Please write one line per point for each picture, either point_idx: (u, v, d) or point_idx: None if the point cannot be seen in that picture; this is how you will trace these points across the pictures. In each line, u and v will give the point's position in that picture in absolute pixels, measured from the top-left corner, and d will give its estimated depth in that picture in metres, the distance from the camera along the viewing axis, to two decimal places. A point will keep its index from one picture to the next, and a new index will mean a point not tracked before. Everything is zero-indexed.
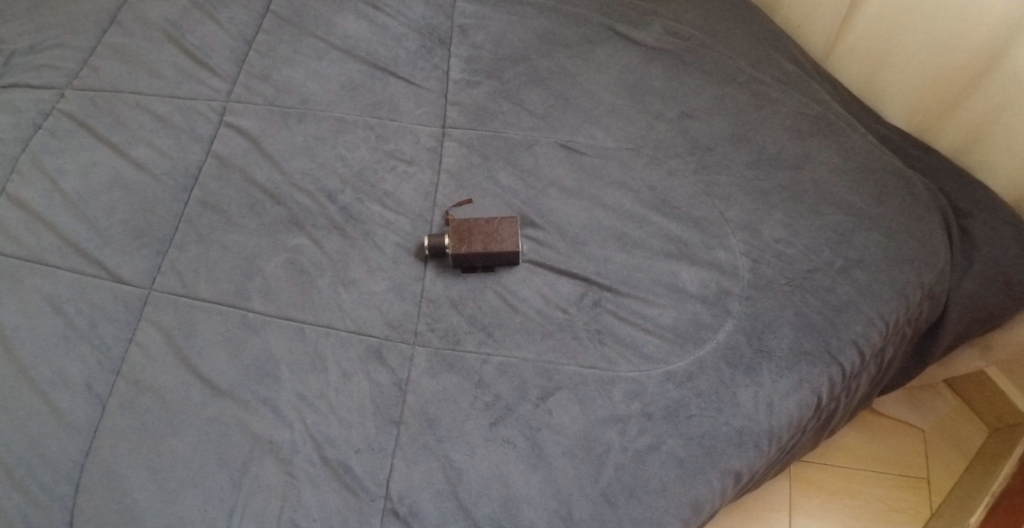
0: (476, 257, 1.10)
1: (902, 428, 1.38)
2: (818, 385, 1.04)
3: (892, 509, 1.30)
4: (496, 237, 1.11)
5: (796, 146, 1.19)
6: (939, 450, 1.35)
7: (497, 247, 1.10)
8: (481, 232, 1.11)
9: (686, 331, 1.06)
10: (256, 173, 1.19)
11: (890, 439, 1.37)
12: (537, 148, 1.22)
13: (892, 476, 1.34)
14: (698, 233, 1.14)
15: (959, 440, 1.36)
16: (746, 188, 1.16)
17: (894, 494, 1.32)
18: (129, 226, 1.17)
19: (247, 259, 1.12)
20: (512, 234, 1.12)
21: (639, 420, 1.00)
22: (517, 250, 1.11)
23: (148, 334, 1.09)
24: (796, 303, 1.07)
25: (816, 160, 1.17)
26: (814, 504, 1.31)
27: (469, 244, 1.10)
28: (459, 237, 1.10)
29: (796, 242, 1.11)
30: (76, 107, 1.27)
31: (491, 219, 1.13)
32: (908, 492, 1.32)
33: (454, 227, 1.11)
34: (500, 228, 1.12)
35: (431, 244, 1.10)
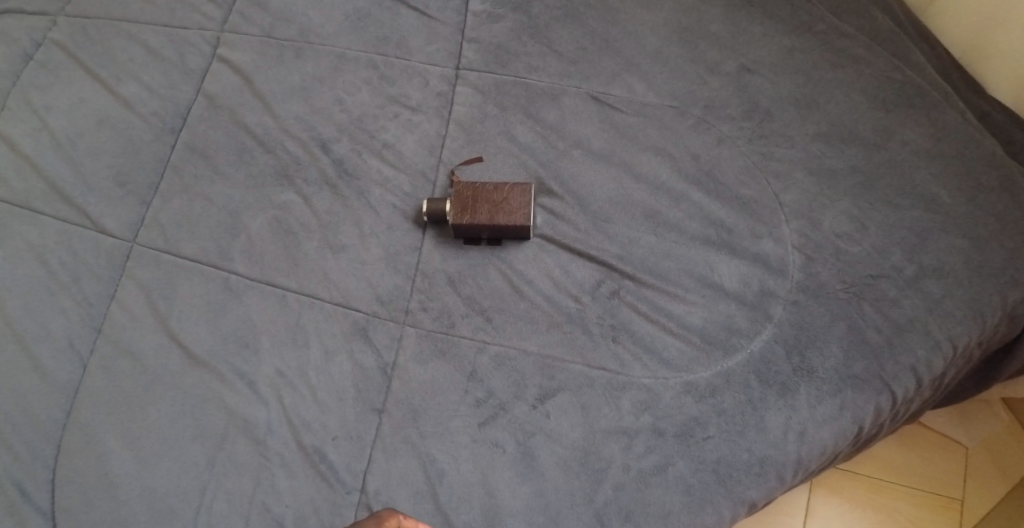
0: (480, 229, 0.96)
1: (941, 441, 1.23)
2: (863, 413, 0.90)
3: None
4: (505, 208, 0.97)
5: (877, 118, 0.99)
6: (980, 470, 1.20)
7: (505, 220, 0.96)
8: (488, 202, 0.97)
9: (715, 337, 0.93)
10: (246, 115, 1.07)
11: (926, 451, 1.22)
12: (564, 99, 1.05)
13: (921, 492, 1.20)
14: (746, 219, 0.98)
15: (1005, 463, 1.20)
16: (810, 167, 0.98)
17: (919, 513, 1.19)
18: (114, 170, 1.09)
19: (232, 216, 1.02)
20: (524, 204, 0.97)
21: (647, 437, 0.89)
22: (527, 225, 0.96)
23: (128, 292, 1.02)
24: (851, 314, 0.93)
25: (899, 139, 0.98)
26: (827, 513, 1.20)
27: (473, 214, 0.96)
28: (461, 205, 0.97)
29: (862, 240, 0.95)
30: (67, 36, 1.18)
31: (502, 185, 0.98)
32: (936, 513, 1.18)
33: (458, 192, 0.97)
34: (512, 197, 0.97)
35: (430, 209, 0.97)
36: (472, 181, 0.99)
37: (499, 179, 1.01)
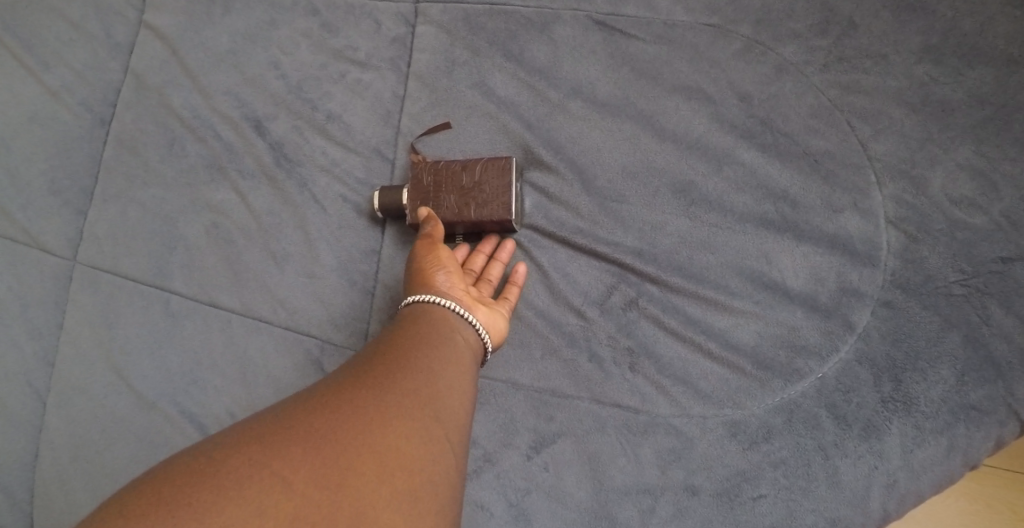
0: (446, 225, 0.73)
1: None
2: (979, 456, 0.63)
3: None
4: (479, 195, 0.72)
5: (1011, 19, 0.68)
6: None
7: (481, 211, 0.72)
8: (455, 189, 0.73)
9: (773, 360, 0.67)
10: (173, 95, 0.87)
11: None
12: (556, 29, 0.77)
13: None
14: (817, 184, 0.69)
15: None
16: (912, 101, 0.69)
17: None
18: (50, 175, 0.92)
19: (169, 224, 0.85)
20: (504, 187, 0.72)
21: (677, 496, 0.67)
22: (508, 220, 0.72)
23: (73, 320, 0.87)
24: (968, 316, 0.65)
25: None
26: None
27: (436, 206, 0.73)
28: (420, 198, 0.73)
29: (985, 205, 0.66)
30: None
31: (474, 164, 0.73)
32: None
33: (416, 176, 0.74)
34: (488, 178, 0.73)
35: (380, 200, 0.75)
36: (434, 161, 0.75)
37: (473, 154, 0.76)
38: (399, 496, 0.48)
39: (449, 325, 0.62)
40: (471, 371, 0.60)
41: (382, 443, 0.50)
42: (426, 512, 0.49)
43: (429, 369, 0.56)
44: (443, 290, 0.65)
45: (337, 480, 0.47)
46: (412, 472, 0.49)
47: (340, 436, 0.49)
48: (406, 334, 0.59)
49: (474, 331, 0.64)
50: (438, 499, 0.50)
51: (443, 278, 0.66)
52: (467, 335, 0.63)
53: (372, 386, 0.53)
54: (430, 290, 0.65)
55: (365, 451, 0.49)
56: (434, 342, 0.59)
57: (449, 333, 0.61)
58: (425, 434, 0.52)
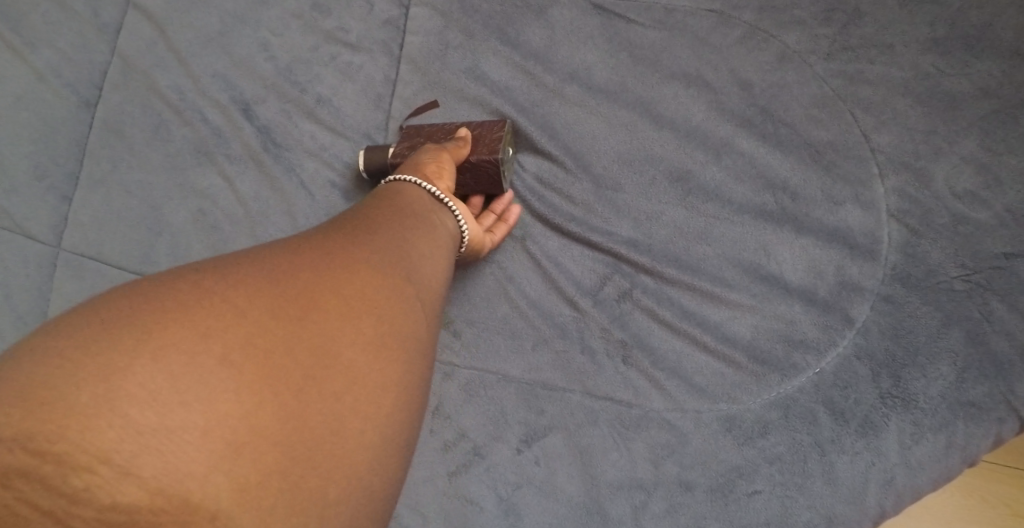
0: None
1: None
2: (978, 454, 0.62)
3: None
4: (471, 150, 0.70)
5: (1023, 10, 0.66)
6: None
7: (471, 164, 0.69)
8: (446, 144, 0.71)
9: (769, 355, 0.66)
10: (160, 77, 0.85)
11: None
12: (552, 12, 0.75)
13: None
14: (818, 176, 0.68)
15: None
16: (916, 92, 0.67)
17: None
18: (32, 157, 0.89)
19: (154, 209, 0.83)
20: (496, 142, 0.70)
21: (669, 492, 0.66)
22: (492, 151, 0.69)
23: (56, 308, 0.85)
24: (971, 312, 0.63)
25: None
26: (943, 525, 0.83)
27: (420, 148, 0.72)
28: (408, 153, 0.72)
29: (991, 199, 0.64)
30: None
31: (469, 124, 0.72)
32: None
33: (405, 130, 0.74)
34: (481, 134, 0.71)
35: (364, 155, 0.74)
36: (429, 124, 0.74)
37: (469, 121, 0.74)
38: (364, 335, 0.47)
39: (428, 206, 0.62)
40: (444, 249, 0.60)
41: (351, 287, 0.49)
42: (392, 357, 0.48)
43: (400, 236, 0.56)
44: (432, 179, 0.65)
45: (299, 311, 0.46)
46: (379, 320, 0.49)
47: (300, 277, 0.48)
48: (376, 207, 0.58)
49: (455, 225, 0.64)
50: (404, 348, 0.50)
51: (437, 174, 0.65)
52: (445, 221, 0.63)
53: (336, 244, 0.52)
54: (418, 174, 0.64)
55: (328, 292, 0.48)
56: (409, 216, 0.59)
57: (427, 213, 0.61)
58: (396, 287, 0.51)
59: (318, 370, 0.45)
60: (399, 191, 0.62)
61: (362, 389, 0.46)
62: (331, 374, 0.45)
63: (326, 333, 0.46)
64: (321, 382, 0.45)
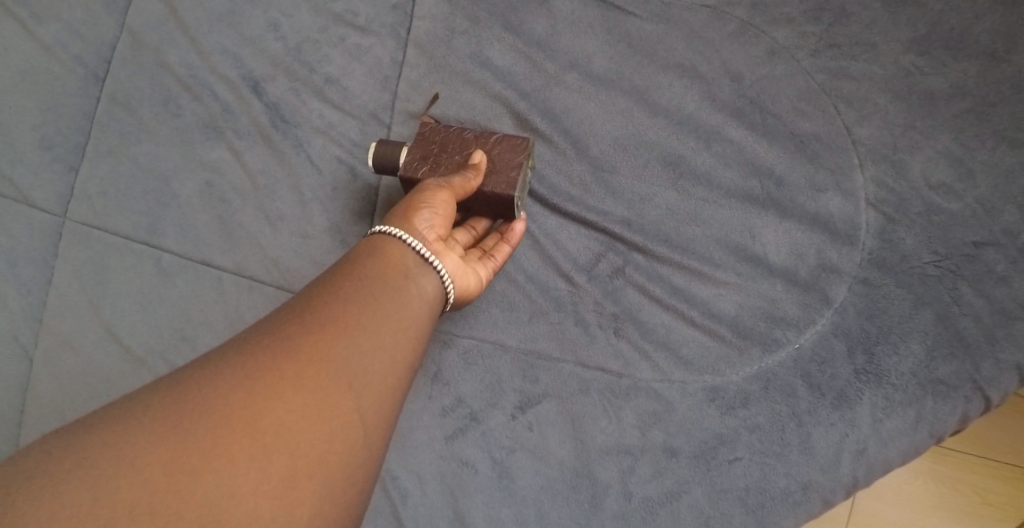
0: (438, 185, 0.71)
1: None
2: (944, 428, 0.67)
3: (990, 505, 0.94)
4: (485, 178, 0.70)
5: (997, 17, 0.71)
6: None
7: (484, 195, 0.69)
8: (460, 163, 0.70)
9: (751, 330, 0.70)
10: (169, 53, 0.87)
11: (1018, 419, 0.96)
12: (555, 2, 0.79)
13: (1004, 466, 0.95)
14: (802, 164, 0.72)
15: None
16: (896, 89, 0.71)
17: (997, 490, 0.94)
18: (39, 129, 0.91)
19: (161, 181, 0.85)
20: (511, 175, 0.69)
21: (656, 457, 0.70)
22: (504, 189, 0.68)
23: (63, 277, 0.87)
24: (941, 296, 0.68)
25: None
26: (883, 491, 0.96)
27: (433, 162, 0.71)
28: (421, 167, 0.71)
29: (962, 192, 0.69)
30: None
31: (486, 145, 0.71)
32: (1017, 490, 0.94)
33: (424, 134, 0.73)
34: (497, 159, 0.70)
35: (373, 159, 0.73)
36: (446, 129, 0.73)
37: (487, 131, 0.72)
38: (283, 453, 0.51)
39: (401, 273, 0.61)
40: (410, 324, 0.60)
41: (273, 405, 0.51)
42: (312, 471, 0.52)
43: (347, 323, 0.57)
44: (419, 232, 0.63)
45: (214, 443, 0.49)
46: (300, 436, 0.52)
47: (230, 397, 0.51)
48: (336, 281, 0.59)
49: (438, 283, 0.63)
50: (327, 456, 0.52)
51: (428, 225, 0.63)
52: (427, 284, 0.62)
53: (276, 345, 0.54)
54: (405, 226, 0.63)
55: (248, 414, 0.51)
56: (367, 293, 0.59)
57: (396, 282, 0.60)
58: (324, 394, 0.53)
59: (232, 493, 0.48)
60: (372, 255, 0.61)
61: (276, 509, 0.50)
62: (246, 500, 0.49)
63: (241, 459, 0.49)
64: (234, 508, 0.48)
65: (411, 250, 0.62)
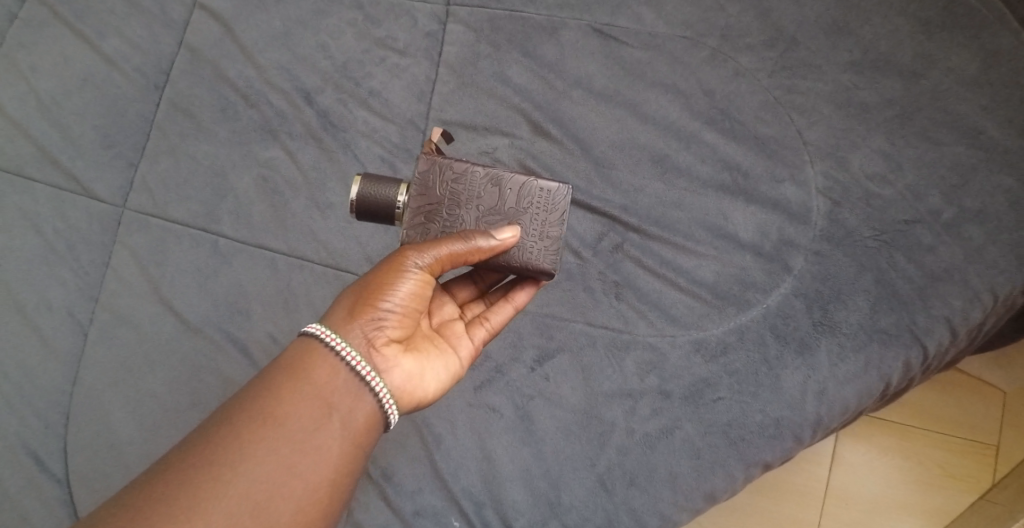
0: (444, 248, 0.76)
1: (980, 385, 1.12)
2: (890, 371, 0.81)
3: (947, 473, 1.11)
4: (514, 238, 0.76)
5: (916, 41, 0.85)
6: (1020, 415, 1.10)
7: (520, 261, 0.75)
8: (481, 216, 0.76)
9: (728, 292, 0.85)
10: (228, 68, 1.01)
11: (965, 398, 1.12)
12: (563, 33, 0.96)
13: (955, 439, 1.12)
14: (762, 160, 0.87)
15: None
16: (837, 101, 0.86)
17: (952, 459, 1.11)
18: (101, 133, 1.03)
19: (219, 177, 0.99)
20: (548, 234, 0.76)
21: (652, 399, 0.83)
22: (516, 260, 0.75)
23: (122, 260, 0.99)
24: (881, 264, 0.82)
25: (943, 66, 0.84)
26: (856, 460, 1.13)
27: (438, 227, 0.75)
28: (433, 219, 0.75)
29: (895, 181, 0.83)
30: None
31: (512, 196, 0.76)
32: (969, 458, 1.11)
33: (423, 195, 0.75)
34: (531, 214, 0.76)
35: (360, 200, 0.75)
36: (457, 172, 0.76)
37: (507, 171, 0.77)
38: None
39: (326, 409, 0.64)
40: (327, 466, 0.63)
41: None
42: None
43: (264, 466, 0.61)
44: (365, 341, 0.66)
45: None
46: None
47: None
48: (253, 414, 0.63)
49: (376, 404, 0.66)
50: None
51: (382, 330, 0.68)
52: (363, 404, 0.65)
53: (188, 483, 0.59)
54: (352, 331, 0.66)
55: None
56: (292, 435, 0.62)
57: (322, 420, 0.63)
58: None
59: None
60: (304, 378, 0.64)
61: None
62: None
63: None
64: None
65: (347, 366, 0.65)
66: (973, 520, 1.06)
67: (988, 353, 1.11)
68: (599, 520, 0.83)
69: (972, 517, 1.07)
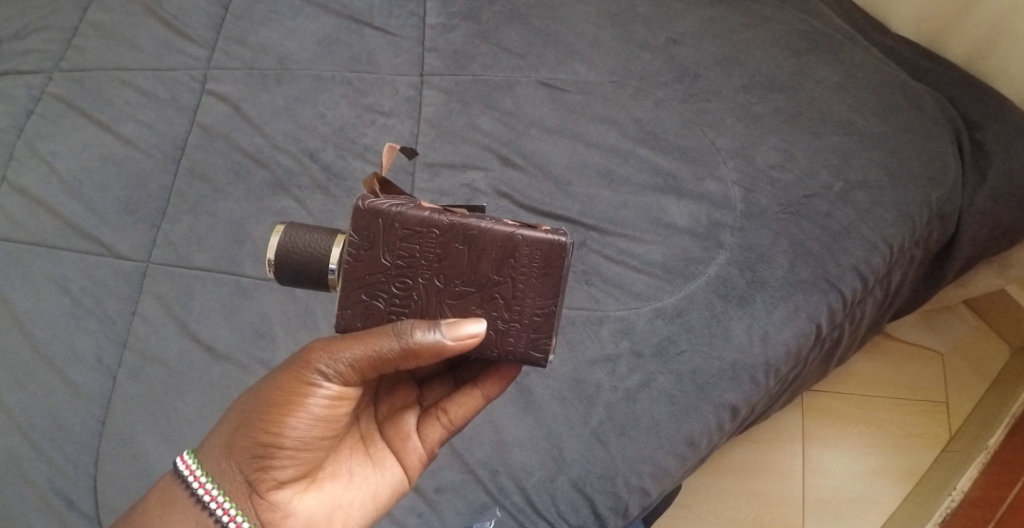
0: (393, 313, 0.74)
1: (919, 352, 1.35)
2: (816, 312, 0.99)
3: (910, 434, 1.30)
4: (490, 305, 0.73)
5: (791, 65, 1.12)
6: (957, 372, 1.33)
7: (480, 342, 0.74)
8: (443, 282, 0.73)
9: (675, 267, 1.02)
10: (239, 138, 1.19)
11: (908, 364, 1.34)
12: (518, 89, 1.18)
13: (910, 402, 1.32)
14: (686, 165, 1.08)
15: (980, 361, 1.32)
16: (738, 114, 1.10)
17: (910, 420, 1.31)
18: (123, 202, 1.18)
19: (237, 227, 1.14)
20: (514, 310, 0.73)
21: (629, 359, 0.99)
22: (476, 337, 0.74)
23: (149, 306, 1.11)
24: (792, 230, 1.02)
25: (814, 79, 1.10)
26: (826, 433, 1.31)
27: (388, 290, 0.73)
28: (384, 286, 0.73)
29: (791, 167, 1.05)
30: (65, 89, 1.26)
31: (488, 258, 0.73)
32: (925, 417, 1.31)
33: (375, 256, 0.73)
34: (514, 279, 0.73)
35: (280, 251, 0.75)
36: (412, 232, 0.73)
37: (477, 224, 0.73)
38: None
39: None
40: None
41: None
42: None
43: None
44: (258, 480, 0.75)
45: None
46: None
47: None
48: None
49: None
50: None
51: (275, 472, 0.75)
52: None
53: None
54: (233, 479, 0.74)
55: None
56: None
57: None
58: None
59: None
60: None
61: None
62: None
63: None
64: None
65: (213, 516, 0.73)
66: (942, 469, 1.25)
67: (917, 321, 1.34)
68: (599, 469, 0.95)
69: (940, 467, 1.25)
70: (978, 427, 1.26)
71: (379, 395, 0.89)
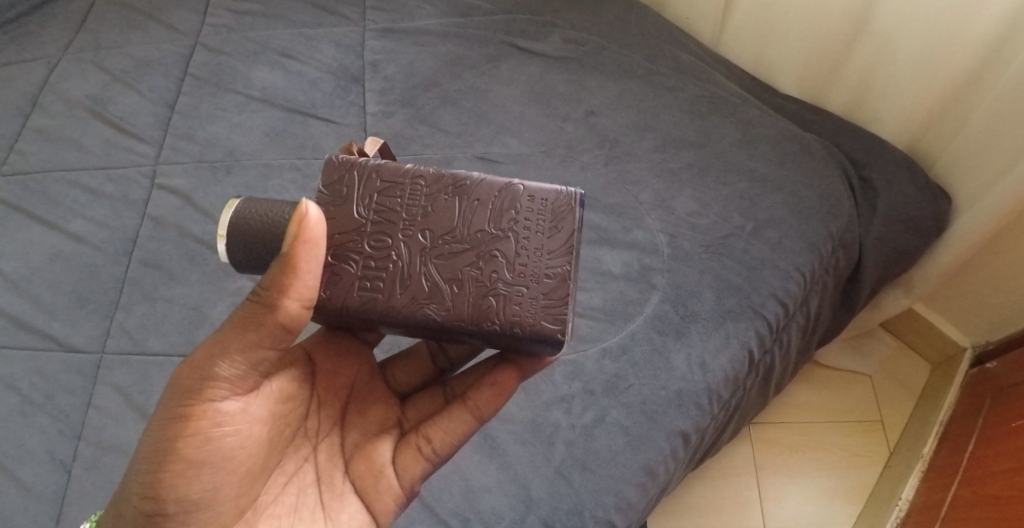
0: (368, 271, 0.83)
1: (852, 377, 1.60)
2: (745, 338, 1.09)
3: (854, 453, 1.52)
4: (491, 259, 0.83)
5: (696, 126, 1.27)
6: (887, 390, 1.58)
7: (475, 300, 0.82)
8: (428, 241, 0.83)
9: (615, 309, 1.10)
10: (192, 227, 1.23)
11: (844, 390, 1.59)
12: (457, 164, 1.26)
13: (850, 423, 1.55)
14: (615, 219, 1.18)
15: (905, 379, 1.59)
16: (657, 171, 1.22)
17: (853, 440, 1.53)
18: (74, 296, 1.19)
19: (194, 309, 1.17)
20: (516, 266, 0.83)
21: (582, 397, 1.05)
22: (466, 296, 0.82)
23: (104, 396, 1.11)
24: (715, 267, 1.13)
25: (717, 137, 1.25)
26: (777, 462, 1.52)
27: (361, 247, 0.83)
28: (361, 244, 0.83)
29: (707, 214, 1.17)
30: (8, 192, 1.28)
31: (500, 212, 0.84)
32: (866, 436, 1.54)
33: (345, 213, 0.84)
34: (523, 235, 0.83)
35: (229, 222, 0.84)
36: (390, 191, 0.85)
37: (462, 184, 0.85)
38: None
39: None
40: None
41: None
42: None
43: None
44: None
45: None
46: None
47: None
48: None
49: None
50: None
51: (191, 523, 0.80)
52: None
53: None
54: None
55: None
56: None
57: None
58: None
59: None
60: None
61: None
62: None
63: None
64: None
65: None
66: (887, 482, 1.46)
67: (847, 349, 1.60)
68: (566, 505, 0.99)
69: (885, 480, 1.46)
70: (910, 441, 1.49)
71: (349, 421, 0.95)
